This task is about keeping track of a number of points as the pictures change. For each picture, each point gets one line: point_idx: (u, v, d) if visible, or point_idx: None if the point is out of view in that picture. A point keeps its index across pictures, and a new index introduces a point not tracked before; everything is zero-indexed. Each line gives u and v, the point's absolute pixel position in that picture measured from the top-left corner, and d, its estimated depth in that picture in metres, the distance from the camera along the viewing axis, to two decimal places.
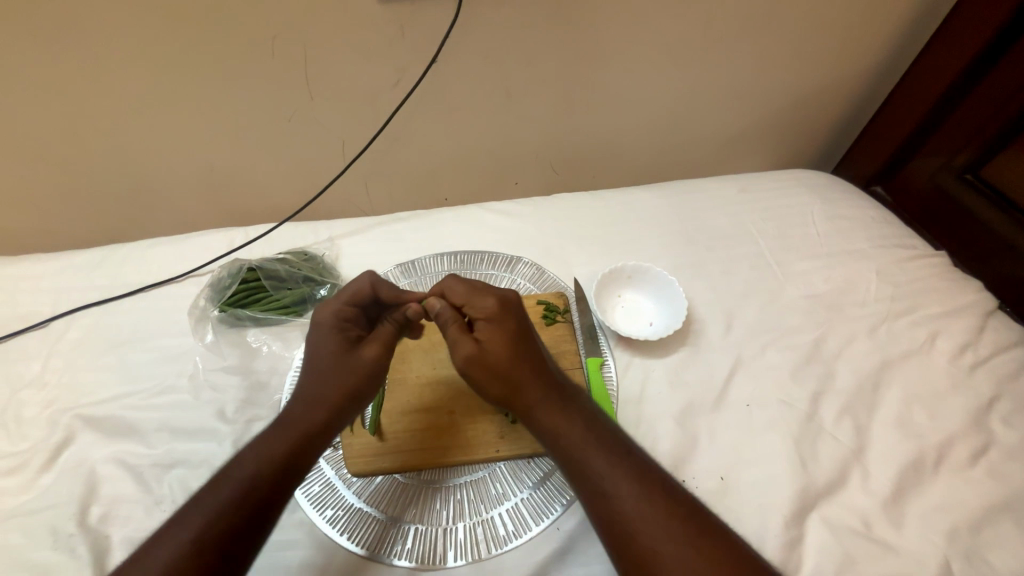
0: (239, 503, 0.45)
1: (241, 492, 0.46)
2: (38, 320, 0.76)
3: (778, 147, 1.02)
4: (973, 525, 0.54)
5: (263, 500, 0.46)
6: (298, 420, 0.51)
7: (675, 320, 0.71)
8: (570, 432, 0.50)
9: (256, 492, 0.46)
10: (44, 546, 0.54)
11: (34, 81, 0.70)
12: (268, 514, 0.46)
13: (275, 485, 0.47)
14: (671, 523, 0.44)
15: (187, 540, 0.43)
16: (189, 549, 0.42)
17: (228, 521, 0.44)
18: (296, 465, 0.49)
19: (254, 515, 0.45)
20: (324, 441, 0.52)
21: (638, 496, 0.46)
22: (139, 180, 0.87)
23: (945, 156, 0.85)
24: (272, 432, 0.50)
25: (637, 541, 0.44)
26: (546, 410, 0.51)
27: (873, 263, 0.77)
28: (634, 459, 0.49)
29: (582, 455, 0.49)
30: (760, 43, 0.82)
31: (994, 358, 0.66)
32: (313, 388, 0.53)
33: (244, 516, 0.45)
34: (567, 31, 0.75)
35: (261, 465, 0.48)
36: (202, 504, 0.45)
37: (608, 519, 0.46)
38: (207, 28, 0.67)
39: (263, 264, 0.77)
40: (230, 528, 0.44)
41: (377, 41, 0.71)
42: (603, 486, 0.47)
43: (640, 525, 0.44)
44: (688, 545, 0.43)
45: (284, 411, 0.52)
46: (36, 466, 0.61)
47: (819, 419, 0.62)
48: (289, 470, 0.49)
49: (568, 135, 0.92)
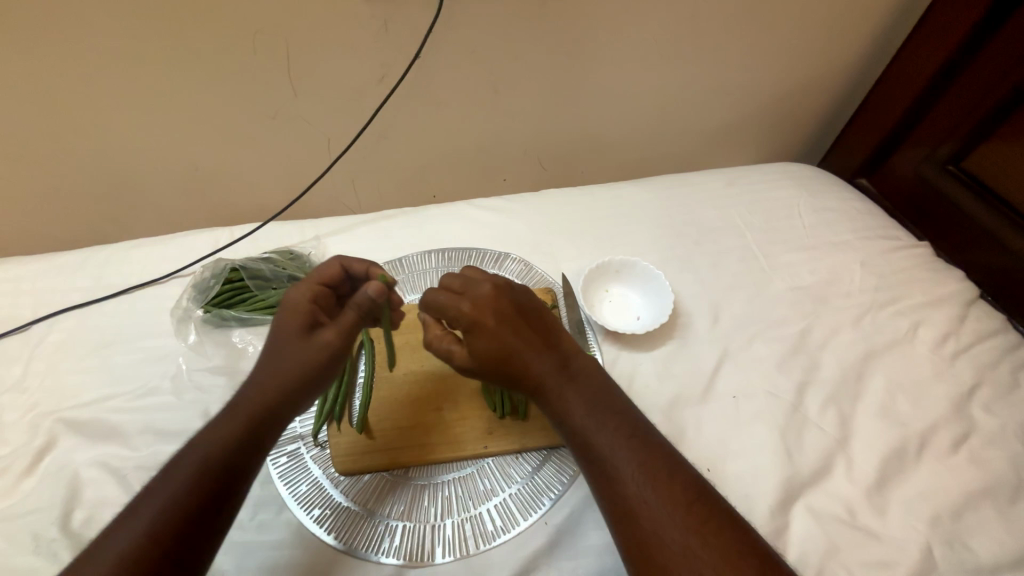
0: (191, 492, 0.44)
1: (192, 481, 0.45)
2: (19, 323, 0.75)
3: (765, 140, 1.03)
4: (955, 511, 0.55)
5: (216, 488, 0.45)
6: (246, 405, 0.50)
7: (663, 312, 0.71)
8: (578, 412, 0.49)
9: (207, 480, 0.45)
10: (25, 551, 0.54)
11: (11, 81, 0.68)
12: (225, 500, 0.46)
13: (227, 473, 0.46)
14: (675, 506, 0.43)
15: (141, 535, 0.42)
16: (144, 544, 0.41)
17: (181, 512, 0.43)
18: (247, 452, 0.48)
19: (207, 505, 0.45)
20: (275, 426, 0.51)
21: (644, 478, 0.45)
22: (121, 180, 0.85)
23: (928, 148, 0.86)
24: (222, 418, 0.50)
25: (643, 524, 0.43)
26: (558, 389, 0.50)
27: (858, 254, 0.78)
28: (642, 440, 0.47)
29: (590, 437, 0.48)
30: (744, 37, 0.82)
31: (975, 347, 0.67)
32: (269, 373, 0.53)
33: (197, 505, 0.44)
34: (552, 25, 0.75)
35: (213, 452, 0.47)
36: (153, 499, 0.44)
37: (612, 502, 0.45)
38: (187, 25, 0.66)
39: (247, 264, 0.76)
40: (186, 518, 0.43)
41: (361, 37, 0.71)
42: (610, 467, 0.46)
43: (645, 506, 0.43)
44: (689, 527, 0.42)
45: (236, 397, 0.52)
46: (17, 471, 0.60)
47: (805, 409, 0.62)
48: (241, 456, 0.48)
49: (556, 130, 0.92)
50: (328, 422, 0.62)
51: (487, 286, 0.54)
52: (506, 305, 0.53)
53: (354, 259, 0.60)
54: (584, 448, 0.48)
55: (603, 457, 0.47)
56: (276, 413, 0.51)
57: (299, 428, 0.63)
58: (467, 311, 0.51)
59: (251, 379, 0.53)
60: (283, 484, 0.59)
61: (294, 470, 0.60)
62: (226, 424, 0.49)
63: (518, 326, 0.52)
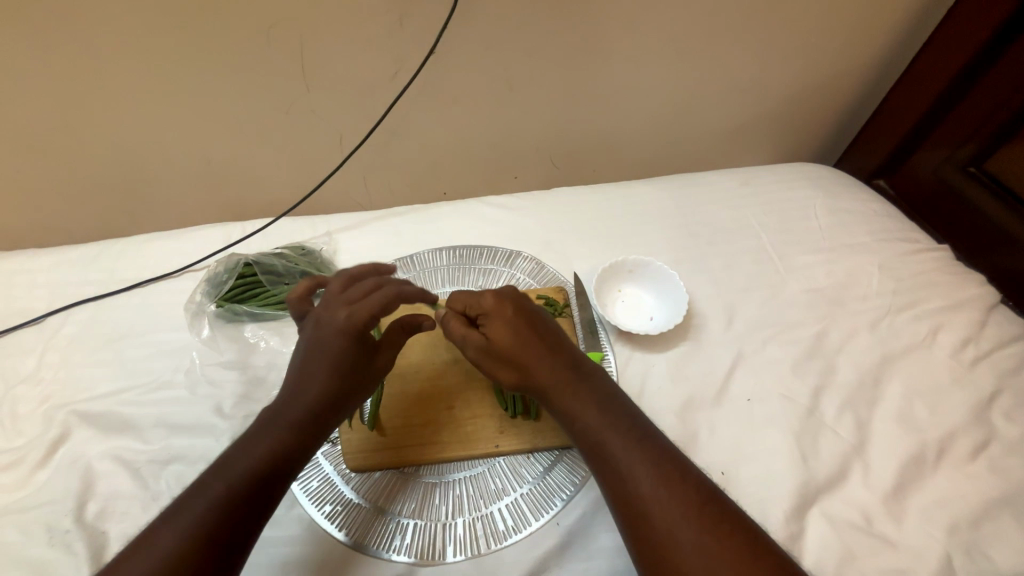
0: (237, 495, 0.45)
1: (239, 484, 0.45)
2: (34, 315, 0.75)
3: (780, 140, 1.02)
4: (974, 520, 0.54)
5: (257, 500, 0.46)
6: (286, 412, 0.52)
7: (678, 309, 0.71)
8: (585, 414, 0.50)
9: (250, 491, 0.45)
10: (40, 543, 0.54)
11: (27, 73, 0.68)
12: (271, 502, 0.47)
13: (273, 478, 0.47)
14: (683, 504, 0.43)
15: (190, 531, 0.42)
16: (194, 541, 0.41)
17: (232, 511, 0.44)
18: (286, 467, 0.49)
19: (252, 508, 0.45)
20: (314, 435, 0.52)
21: (654, 480, 0.45)
22: (135, 174, 0.86)
23: (949, 149, 0.85)
24: (267, 426, 0.51)
25: (651, 525, 0.43)
26: (567, 390, 0.51)
27: (875, 257, 0.77)
28: (653, 446, 0.47)
29: (599, 438, 0.48)
30: (762, 34, 0.80)
31: (995, 352, 0.66)
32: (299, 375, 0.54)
33: (244, 507, 0.45)
34: (567, 22, 0.74)
35: (264, 456, 0.48)
36: (202, 497, 0.44)
37: (621, 501, 0.45)
38: (202, 18, 0.66)
39: (261, 259, 0.76)
40: (232, 519, 0.43)
41: (375, 32, 0.70)
42: (618, 468, 0.46)
43: (654, 497, 0.44)
44: (703, 528, 0.42)
45: (275, 408, 0.53)
46: (32, 463, 0.60)
47: (820, 413, 0.61)
48: (285, 462, 0.49)
49: (568, 129, 0.91)
50: (339, 419, 0.61)
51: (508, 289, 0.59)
52: (520, 305, 0.57)
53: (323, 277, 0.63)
54: (592, 448, 0.49)
55: (614, 458, 0.47)
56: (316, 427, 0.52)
57: None
58: (489, 303, 0.56)
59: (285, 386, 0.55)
60: (295, 479, 0.59)
61: (306, 466, 0.60)
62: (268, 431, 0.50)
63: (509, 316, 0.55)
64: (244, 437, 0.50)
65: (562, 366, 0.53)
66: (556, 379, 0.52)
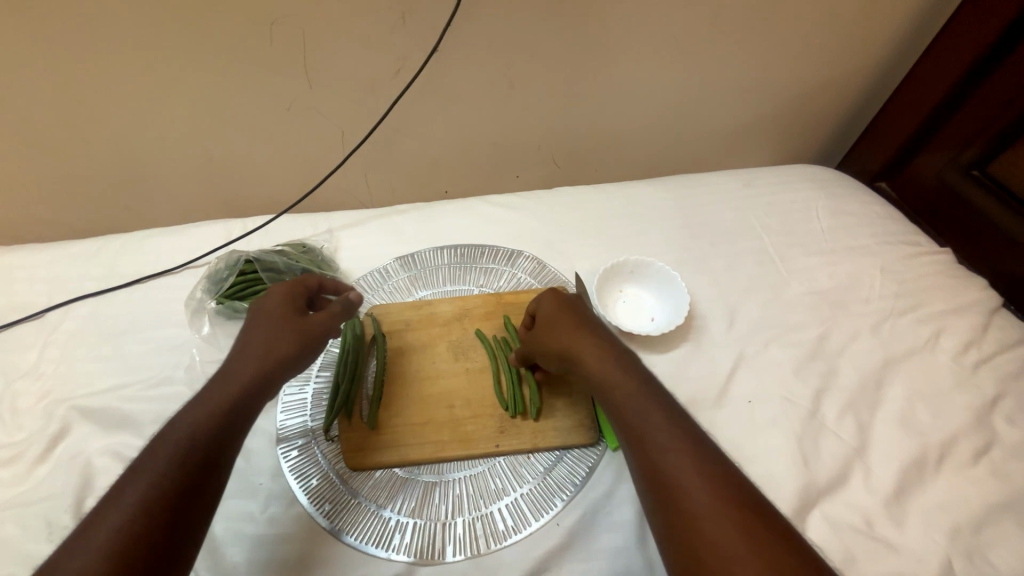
0: (175, 479, 0.43)
1: (176, 463, 0.44)
2: (35, 310, 0.75)
3: (783, 141, 1.01)
4: (975, 524, 0.53)
5: (202, 470, 0.44)
6: (230, 384, 0.50)
7: (669, 326, 0.69)
8: (626, 386, 0.50)
9: (192, 462, 0.44)
10: (39, 538, 0.54)
11: (27, 66, 0.68)
12: (219, 469, 0.46)
13: (207, 468, 0.45)
14: (717, 487, 0.42)
15: (136, 510, 0.41)
16: (142, 517, 0.40)
17: (175, 483, 0.43)
18: (229, 433, 0.47)
19: (185, 501, 0.43)
20: (258, 402, 0.51)
21: (690, 458, 0.44)
22: (136, 169, 0.86)
23: (951, 153, 0.85)
24: (205, 396, 0.49)
25: (686, 500, 0.42)
26: (608, 376, 0.51)
27: (878, 259, 0.77)
28: (684, 426, 0.47)
29: (640, 408, 0.48)
30: (767, 35, 0.80)
31: (997, 356, 0.66)
32: (253, 349, 0.53)
33: (185, 488, 0.43)
34: (570, 21, 0.74)
35: (201, 426, 0.46)
36: (142, 475, 0.43)
37: (656, 475, 0.45)
38: (206, 15, 0.66)
39: (261, 256, 0.74)
40: (173, 503, 0.42)
41: (377, 30, 0.70)
42: (657, 445, 0.46)
43: (688, 474, 0.43)
44: (734, 510, 0.41)
45: (216, 377, 0.51)
46: (31, 458, 0.60)
47: (822, 416, 0.61)
48: (225, 434, 0.47)
49: (571, 128, 0.91)
50: (339, 418, 0.62)
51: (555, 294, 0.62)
52: (574, 309, 0.59)
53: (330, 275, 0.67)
54: (629, 421, 0.48)
55: (650, 437, 0.46)
56: (260, 395, 0.51)
57: (311, 422, 0.63)
58: (547, 311, 0.59)
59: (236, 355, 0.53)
60: (294, 477, 0.59)
61: (306, 464, 0.60)
62: (203, 406, 0.48)
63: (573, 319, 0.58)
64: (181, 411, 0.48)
65: (602, 345, 0.54)
66: (602, 367, 0.52)
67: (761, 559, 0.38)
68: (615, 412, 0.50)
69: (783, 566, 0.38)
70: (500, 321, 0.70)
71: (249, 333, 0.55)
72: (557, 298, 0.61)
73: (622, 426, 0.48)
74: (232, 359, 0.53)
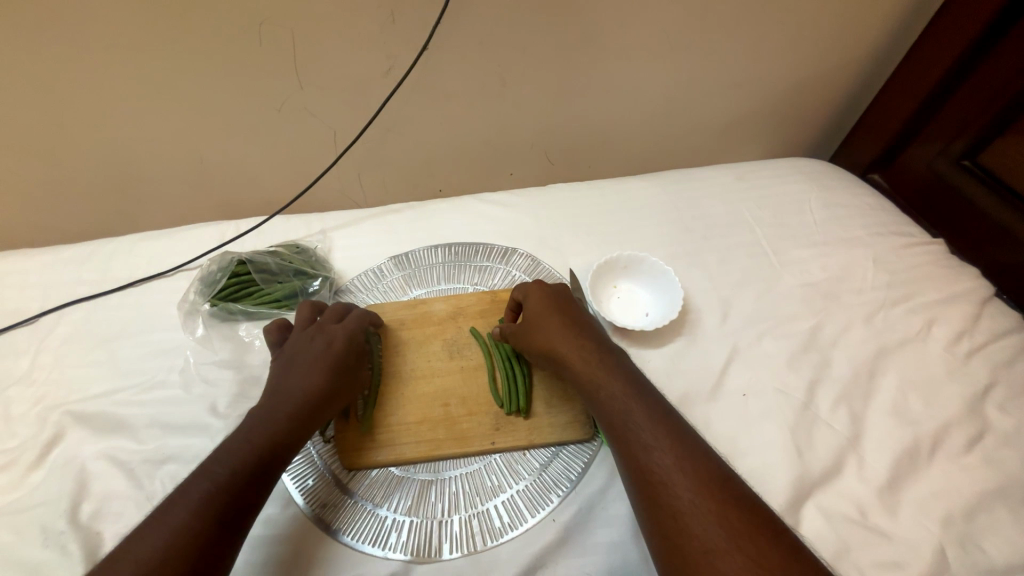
0: (233, 484, 0.46)
1: (237, 468, 0.48)
2: (27, 316, 0.75)
3: (775, 134, 1.02)
4: (968, 512, 0.54)
5: (256, 477, 0.48)
6: (281, 408, 0.54)
7: (655, 325, 0.68)
8: (611, 385, 0.52)
9: (250, 468, 0.48)
10: (34, 543, 0.54)
11: (13, 70, 0.67)
12: (271, 478, 0.49)
13: (252, 483, 0.47)
14: (702, 482, 0.43)
15: (195, 509, 0.44)
16: (199, 516, 0.44)
17: (234, 487, 0.46)
18: (285, 446, 0.51)
19: (239, 505, 0.46)
20: (311, 423, 0.55)
21: (676, 454, 0.45)
22: (127, 172, 0.85)
23: (942, 143, 0.85)
24: (264, 412, 0.53)
25: (670, 493, 0.43)
26: (591, 371, 0.54)
27: (870, 251, 0.77)
28: (670, 422, 0.48)
29: (624, 406, 0.50)
30: (758, 27, 0.80)
31: (989, 345, 0.66)
32: (297, 390, 0.55)
33: (240, 492, 0.46)
34: (560, 18, 0.73)
35: (262, 439, 0.50)
36: (205, 477, 0.46)
37: (641, 471, 0.46)
38: (193, 15, 0.65)
39: (254, 257, 0.75)
40: (228, 504, 0.45)
41: (366, 29, 0.70)
42: (642, 440, 0.47)
43: (674, 469, 0.44)
44: (718, 503, 0.42)
45: (270, 397, 0.55)
46: (25, 464, 0.60)
47: (815, 407, 0.61)
48: (278, 449, 0.51)
49: (563, 125, 0.91)
50: (335, 418, 0.62)
51: (549, 286, 0.64)
52: (562, 304, 0.61)
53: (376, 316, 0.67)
54: (611, 417, 0.50)
55: (636, 432, 0.48)
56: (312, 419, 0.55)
57: None
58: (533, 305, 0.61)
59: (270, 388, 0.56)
60: (289, 478, 0.59)
61: (301, 465, 0.60)
62: (264, 421, 0.52)
63: (560, 315, 0.59)
64: (244, 423, 0.52)
65: (586, 345, 0.56)
66: (586, 363, 0.54)
67: (743, 551, 0.39)
68: (602, 410, 0.51)
69: (765, 558, 0.39)
70: (494, 318, 0.70)
71: (297, 373, 0.57)
72: (544, 292, 0.62)
73: (606, 422, 0.50)
74: (275, 396, 0.55)
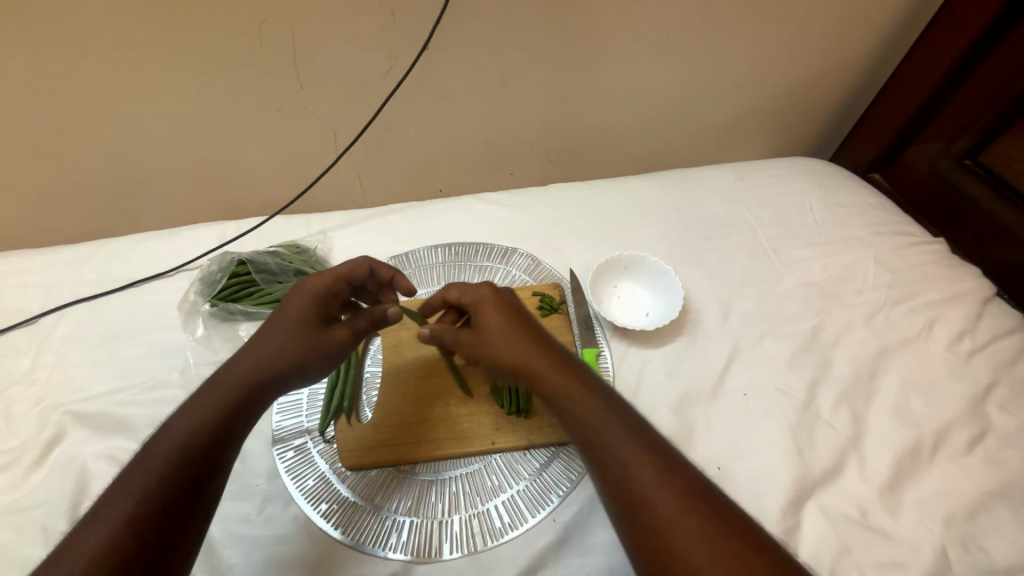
0: (165, 490, 0.42)
1: (168, 471, 0.43)
2: (27, 316, 0.75)
3: (776, 134, 1.01)
4: (970, 512, 0.54)
5: (194, 479, 0.43)
6: (221, 391, 0.48)
7: (655, 324, 0.68)
8: (587, 399, 0.48)
9: (183, 470, 0.43)
10: (34, 543, 0.54)
11: (13, 70, 0.67)
12: (210, 477, 0.44)
13: (187, 490, 0.43)
14: (683, 500, 0.42)
15: (125, 522, 0.40)
16: (131, 529, 0.40)
17: (167, 494, 0.42)
18: (223, 438, 0.46)
19: (176, 512, 0.42)
20: (253, 406, 0.49)
21: (654, 472, 0.44)
22: (127, 172, 0.85)
23: (944, 142, 0.84)
24: (197, 400, 0.47)
25: (652, 516, 0.42)
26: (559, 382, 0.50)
27: (872, 250, 0.77)
28: (645, 436, 0.47)
29: (596, 423, 0.47)
30: (759, 26, 0.80)
31: (991, 345, 0.66)
32: (253, 360, 0.50)
33: (177, 497, 0.42)
34: (560, 17, 0.73)
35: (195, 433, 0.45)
36: (131, 485, 0.42)
37: (621, 494, 0.44)
38: (194, 15, 0.65)
39: (254, 257, 0.75)
40: (162, 514, 0.41)
41: (366, 29, 0.70)
42: (618, 460, 0.45)
43: (653, 488, 0.43)
44: (702, 522, 0.41)
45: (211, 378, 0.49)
46: (26, 464, 0.60)
47: (816, 407, 0.61)
48: (214, 442, 0.46)
49: (564, 125, 0.91)
50: (336, 418, 0.62)
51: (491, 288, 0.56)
52: (515, 308, 0.55)
53: (382, 263, 0.61)
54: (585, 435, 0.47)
55: (611, 451, 0.46)
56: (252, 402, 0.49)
57: (307, 423, 0.63)
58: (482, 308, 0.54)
59: (245, 350, 0.52)
60: (290, 478, 0.59)
61: (301, 465, 0.60)
62: (195, 411, 0.46)
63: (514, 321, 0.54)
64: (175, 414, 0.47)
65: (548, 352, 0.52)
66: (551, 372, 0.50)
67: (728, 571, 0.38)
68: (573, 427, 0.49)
69: None
70: None
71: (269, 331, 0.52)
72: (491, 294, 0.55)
73: (580, 440, 0.48)
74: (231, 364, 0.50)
